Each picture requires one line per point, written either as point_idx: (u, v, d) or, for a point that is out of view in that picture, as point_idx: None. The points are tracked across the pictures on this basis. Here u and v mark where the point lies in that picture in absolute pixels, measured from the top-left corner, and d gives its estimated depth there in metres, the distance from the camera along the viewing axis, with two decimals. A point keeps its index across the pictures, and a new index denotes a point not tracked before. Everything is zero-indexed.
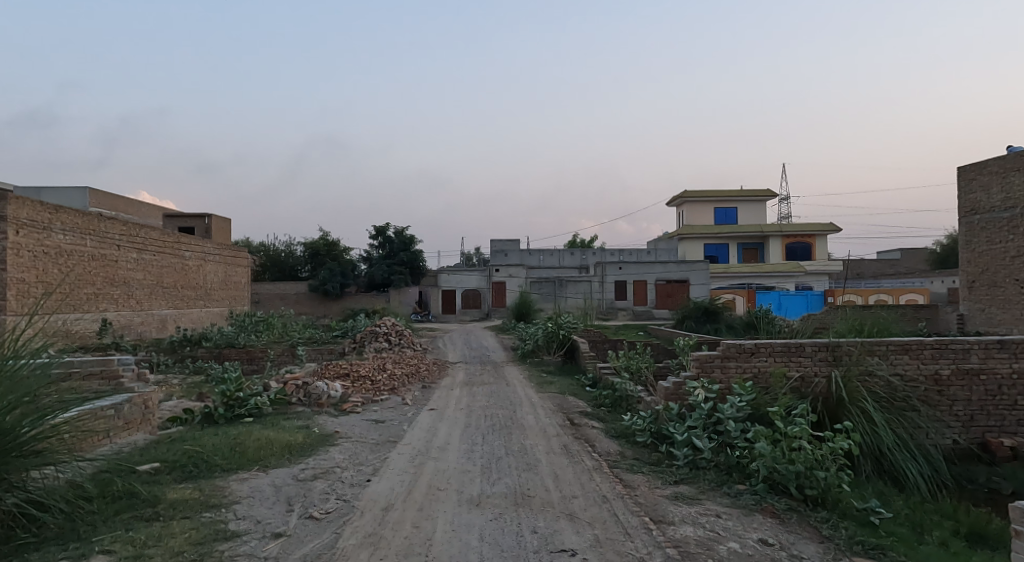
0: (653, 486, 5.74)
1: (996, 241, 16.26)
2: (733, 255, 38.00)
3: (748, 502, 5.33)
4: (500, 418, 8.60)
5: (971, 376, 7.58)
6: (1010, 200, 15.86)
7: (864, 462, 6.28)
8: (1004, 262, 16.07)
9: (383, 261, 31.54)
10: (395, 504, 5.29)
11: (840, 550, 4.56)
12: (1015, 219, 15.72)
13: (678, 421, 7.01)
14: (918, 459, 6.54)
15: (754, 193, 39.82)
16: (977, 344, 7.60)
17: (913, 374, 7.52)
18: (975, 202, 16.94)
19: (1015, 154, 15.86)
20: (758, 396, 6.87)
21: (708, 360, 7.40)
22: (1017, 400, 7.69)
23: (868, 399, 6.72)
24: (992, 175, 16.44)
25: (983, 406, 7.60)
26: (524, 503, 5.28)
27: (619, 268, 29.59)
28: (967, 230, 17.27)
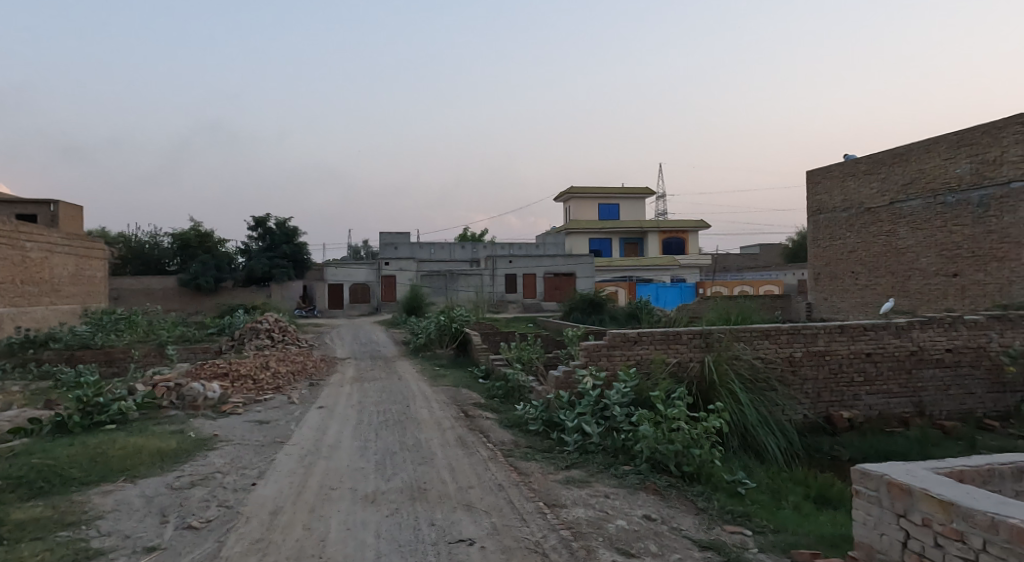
0: (546, 472, 5.95)
1: (837, 237, 18.30)
2: (614, 249, 39.87)
3: (633, 481, 5.67)
4: (394, 413, 8.50)
5: (818, 356, 8.52)
6: (847, 202, 17.89)
7: (732, 438, 6.88)
8: (843, 257, 18.14)
9: (264, 254, 29.54)
10: (284, 507, 5.09)
11: (713, 520, 5.01)
12: (852, 219, 17.75)
13: (568, 408, 7.31)
14: (776, 433, 7.27)
15: (632, 191, 41.93)
16: (824, 330, 8.55)
17: (771, 357, 8.36)
18: (821, 203, 18.92)
19: (852, 161, 17.88)
20: (640, 382, 7.28)
21: (595, 349, 7.77)
22: (855, 377, 8.71)
23: (734, 381, 7.40)
24: (834, 179, 18.42)
25: (828, 383, 8.58)
26: (420, 496, 5.29)
27: (509, 261, 30.08)
28: (815, 228, 19.26)
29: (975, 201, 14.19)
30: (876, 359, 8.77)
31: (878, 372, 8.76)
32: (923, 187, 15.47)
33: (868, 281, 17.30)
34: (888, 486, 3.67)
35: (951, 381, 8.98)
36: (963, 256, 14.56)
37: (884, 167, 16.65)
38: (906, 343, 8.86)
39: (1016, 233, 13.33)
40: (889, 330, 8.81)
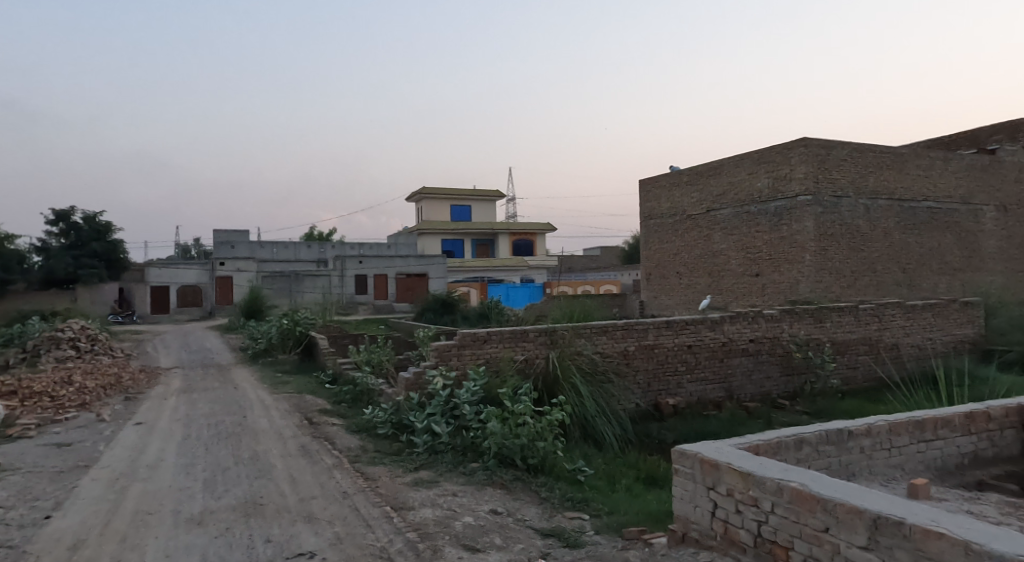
0: (393, 475, 5.89)
1: (665, 241, 20.05)
2: (465, 250, 40.34)
3: (481, 477, 5.81)
4: (227, 425, 7.91)
5: (648, 349, 9.31)
6: (674, 209, 19.66)
7: (573, 429, 7.30)
8: (670, 259, 19.92)
9: (67, 253, 25.85)
10: (89, 540, 4.54)
11: (554, 508, 5.29)
12: (677, 224, 19.55)
13: (418, 409, 7.29)
14: (613, 423, 7.81)
15: (483, 193, 42.71)
16: (653, 325, 9.35)
17: (608, 351, 8.97)
18: (652, 209, 20.60)
19: (677, 172, 19.67)
20: (489, 380, 7.46)
21: (446, 349, 7.81)
22: (679, 368, 9.62)
23: (576, 375, 7.84)
24: (662, 188, 20.15)
25: (656, 374, 9.38)
26: (255, 513, 4.99)
27: (360, 261, 29.24)
28: (646, 232, 20.92)
29: (772, 211, 16.28)
30: (695, 350, 9.75)
31: (697, 362, 9.76)
32: (732, 197, 17.45)
33: (690, 281, 19.14)
34: (700, 464, 4.11)
35: (754, 367, 10.23)
36: (764, 259, 16.65)
37: (702, 178, 18.55)
38: (719, 335, 9.97)
39: (802, 239, 15.51)
40: (705, 324, 9.86)
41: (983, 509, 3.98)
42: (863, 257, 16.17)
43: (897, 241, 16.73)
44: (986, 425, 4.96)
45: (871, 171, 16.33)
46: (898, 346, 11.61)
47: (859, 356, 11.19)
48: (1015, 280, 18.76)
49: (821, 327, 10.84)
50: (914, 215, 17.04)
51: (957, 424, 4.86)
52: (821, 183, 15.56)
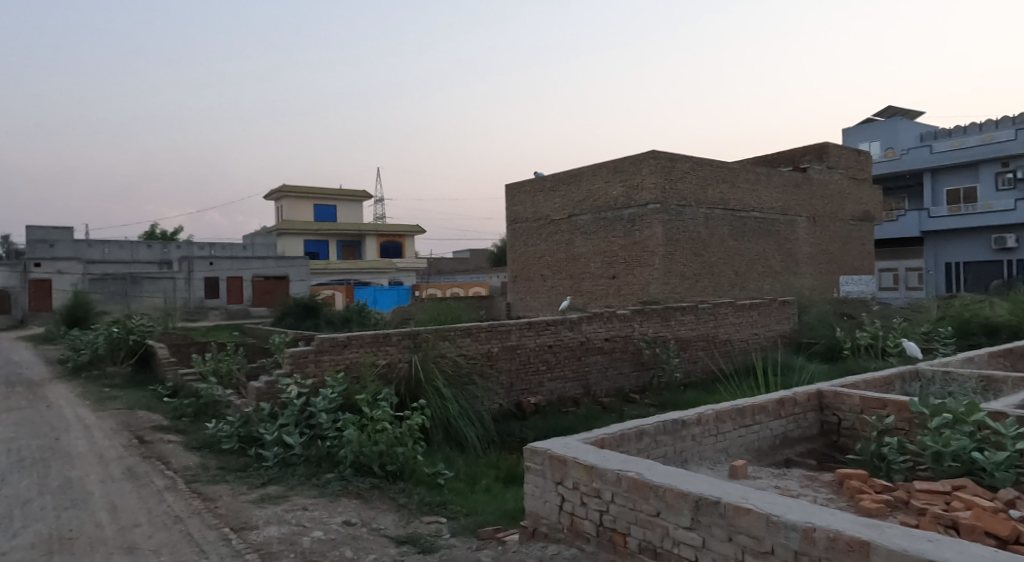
0: (236, 494, 5.52)
1: (531, 245, 20.64)
2: (331, 252, 38.89)
3: (335, 488, 5.62)
4: (36, 450, 6.98)
5: (511, 350, 9.53)
6: (538, 214, 20.29)
7: (435, 433, 7.29)
8: (535, 262, 20.54)
9: None
10: None
11: (411, 513, 5.25)
12: (542, 229, 20.20)
13: (270, 420, 6.89)
14: (475, 423, 7.87)
15: (349, 193, 41.45)
16: (515, 326, 9.59)
17: (472, 352, 9.06)
18: (518, 214, 21.11)
19: (541, 179, 20.32)
20: (348, 386, 7.22)
21: (302, 356, 7.44)
22: (540, 367, 9.93)
23: (440, 378, 7.83)
24: (527, 193, 20.71)
25: (518, 374, 9.62)
26: (63, 548, 4.44)
27: (210, 265, 27.07)
28: (513, 236, 21.39)
29: (626, 217, 17.34)
30: (555, 350, 10.13)
31: (556, 360, 10.13)
32: (591, 204, 18.36)
33: (553, 283, 19.85)
34: (549, 460, 4.26)
35: (608, 364, 10.83)
36: (619, 263, 17.68)
37: (563, 185, 19.34)
38: (578, 334, 10.44)
39: (652, 244, 16.68)
40: (564, 324, 10.28)
41: (789, 484, 4.51)
42: (703, 261, 17.71)
43: (731, 247, 18.52)
44: (793, 408, 5.63)
45: (709, 183, 17.95)
46: (730, 341, 12.85)
47: (699, 351, 12.23)
48: (824, 282, 21.51)
49: (666, 325, 11.72)
50: (745, 223, 18.97)
51: (770, 410, 5.47)
52: (667, 192, 16.84)
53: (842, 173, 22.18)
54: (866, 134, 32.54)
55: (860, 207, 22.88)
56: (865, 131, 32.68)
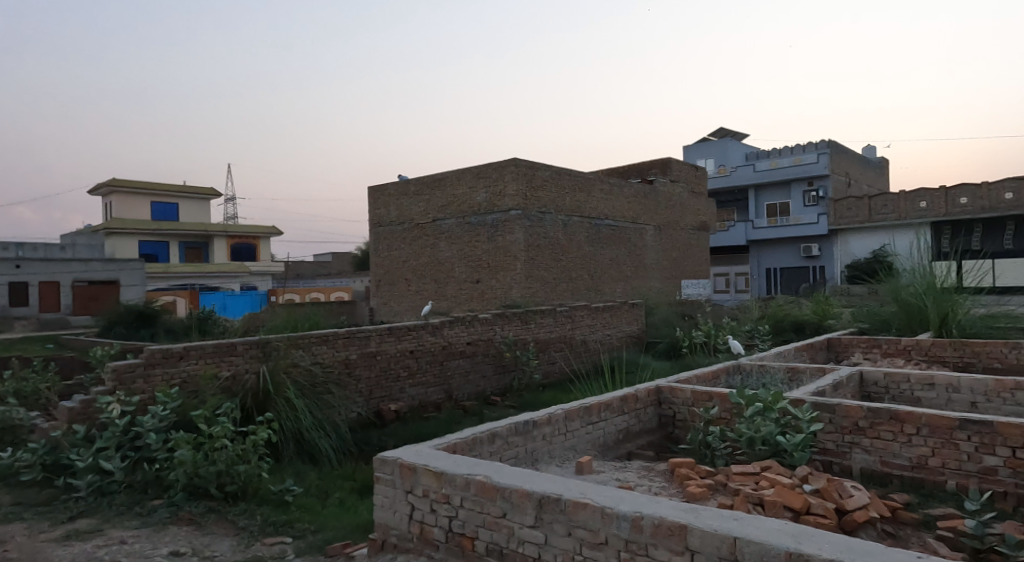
0: (37, 532, 4.83)
1: (394, 249, 20.30)
2: (172, 254, 35.69)
3: (162, 516, 5.11)
4: None
5: (370, 357, 9.28)
6: (402, 217, 20.02)
7: (284, 447, 6.90)
8: (398, 266, 20.23)
9: None
10: None
11: (251, 536, 4.91)
12: (405, 232, 19.95)
13: (85, 444, 6.12)
14: (330, 434, 7.55)
15: (195, 191, 38.35)
16: (375, 332, 9.36)
17: (328, 361, 8.71)
18: (380, 216, 20.66)
19: (404, 182, 20.06)
20: (183, 402, 6.62)
21: (128, 371, 6.69)
22: (401, 373, 9.77)
23: (290, 389, 7.43)
24: (390, 196, 20.34)
25: (378, 381, 9.39)
26: None
27: (16, 267, 23.64)
28: (375, 239, 20.90)
29: (489, 223, 17.63)
30: (417, 355, 10.02)
31: (418, 366, 10.02)
32: (455, 209, 18.44)
33: (417, 288, 19.67)
34: (399, 469, 4.16)
35: (470, 368, 10.90)
36: (482, 267, 17.90)
37: (427, 189, 19.25)
38: (439, 339, 10.41)
39: (514, 250, 17.09)
40: (426, 329, 10.21)
41: (628, 475, 4.81)
42: (561, 265, 18.46)
43: (587, 252, 19.48)
44: (634, 404, 6.02)
45: (567, 191, 18.76)
46: (586, 341, 13.52)
47: (556, 352, 12.70)
48: (668, 285, 23.32)
49: (526, 327, 12.05)
50: (599, 230, 20.05)
51: (614, 406, 5.79)
52: (528, 199, 17.36)
53: (683, 186, 24.21)
54: (703, 152, 35.76)
55: (699, 218, 25.10)
56: (703, 148, 35.91)
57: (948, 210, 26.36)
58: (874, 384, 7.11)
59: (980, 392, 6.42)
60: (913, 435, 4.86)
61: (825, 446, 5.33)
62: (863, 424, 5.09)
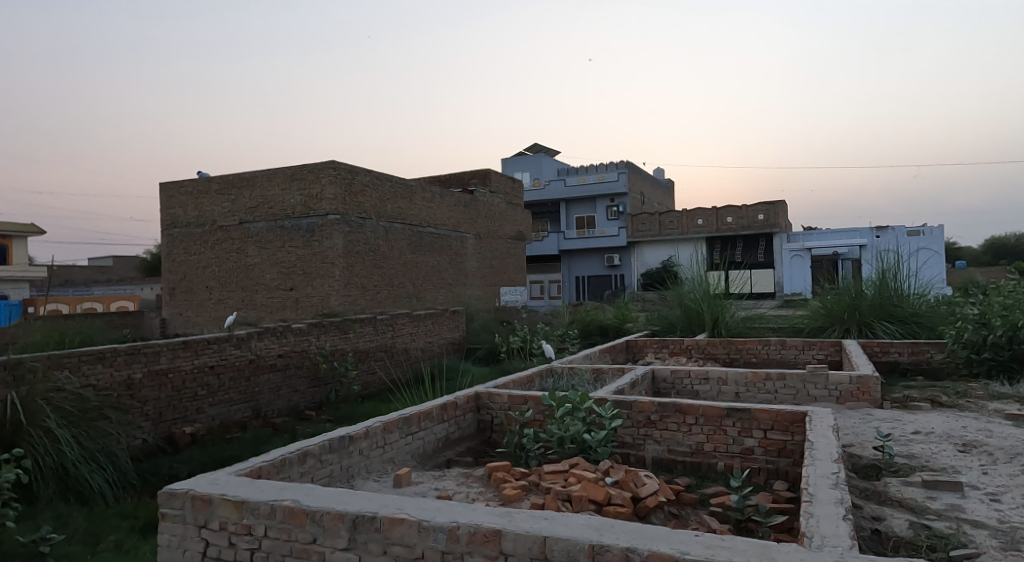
0: None
1: (191, 253, 18.32)
2: None
3: None
4: None
5: (160, 375, 8.23)
6: (200, 218, 18.15)
7: (42, 487, 5.81)
8: (197, 272, 18.29)
9: None
10: None
11: None
12: (205, 235, 18.12)
13: None
14: (105, 467, 6.52)
15: None
16: (166, 346, 8.33)
17: (104, 383, 7.56)
18: (175, 216, 18.53)
19: (203, 180, 18.22)
20: None
21: None
22: (199, 392, 8.78)
23: (51, 417, 6.29)
24: (187, 194, 18.33)
25: (170, 401, 8.34)
26: None
27: None
28: (168, 242, 18.69)
29: (304, 227, 16.67)
30: (218, 371, 9.08)
31: (219, 383, 9.09)
32: (265, 211, 17.18)
33: (220, 296, 17.96)
34: (191, 501, 3.69)
35: (281, 382, 10.15)
36: (297, 274, 16.86)
37: (232, 189, 17.68)
38: (246, 352, 9.57)
39: (331, 256, 16.35)
40: (230, 341, 9.31)
41: (445, 484, 4.78)
42: (382, 273, 18.06)
43: (408, 260, 19.29)
44: (453, 412, 6.02)
45: (388, 198, 18.42)
46: (407, 350, 13.35)
47: (376, 362, 12.34)
48: (487, 293, 23.98)
49: (344, 337, 11.56)
50: (420, 238, 19.97)
51: (434, 415, 5.74)
52: (347, 204, 16.75)
53: (502, 197, 25.09)
54: (521, 165, 37.44)
55: (516, 228, 26.18)
56: (519, 162, 37.61)
57: (719, 227, 30.49)
58: (663, 381, 7.91)
59: (741, 383, 7.54)
60: (693, 424, 5.47)
61: (624, 440, 5.77)
62: (654, 418, 5.62)
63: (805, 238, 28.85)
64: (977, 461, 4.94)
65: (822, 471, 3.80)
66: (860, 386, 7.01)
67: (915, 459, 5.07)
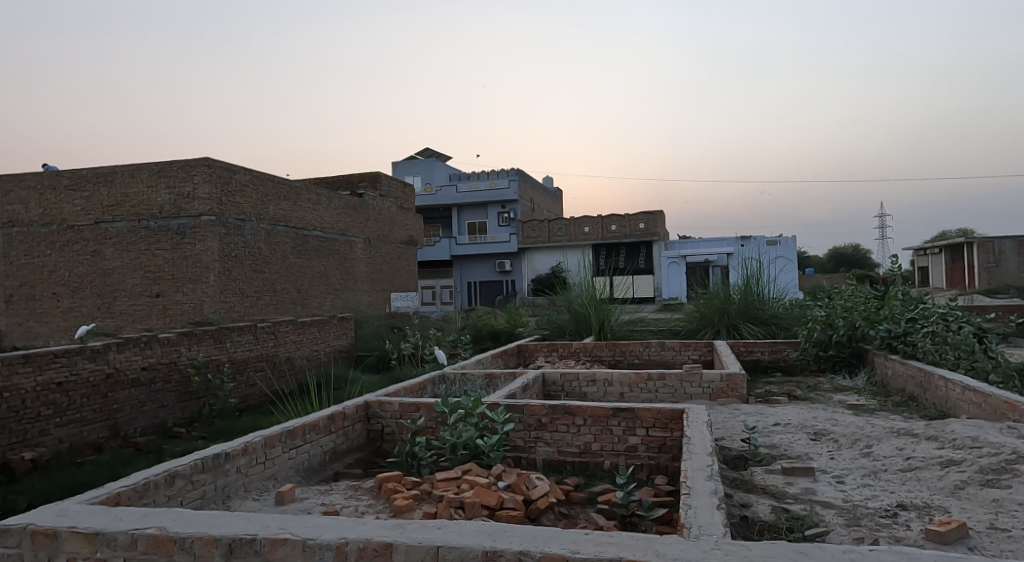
0: None
1: (35, 255, 16.35)
2: None
3: None
4: None
5: None
6: (46, 216, 16.25)
7: None
8: (42, 276, 16.35)
9: None
10: None
11: None
12: (52, 235, 16.25)
13: None
14: None
15: None
16: None
17: None
18: (14, 214, 16.46)
19: (50, 173, 16.36)
20: None
21: None
22: (43, 412, 7.83)
23: None
24: (29, 189, 16.37)
25: (6, 424, 7.36)
26: None
27: None
28: (5, 242, 16.57)
29: (173, 228, 15.42)
30: (67, 389, 8.15)
31: (69, 401, 8.16)
32: (127, 210, 15.71)
33: (71, 304, 16.17)
34: (33, 537, 3.25)
35: (145, 397, 9.28)
36: (164, 279, 15.55)
37: (87, 184, 16.01)
38: (102, 365, 8.66)
39: (206, 259, 15.25)
40: (82, 354, 8.40)
41: (332, 498, 4.57)
42: (263, 278, 17.10)
43: (292, 264, 18.41)
44: (342, 423, 5.79)
45: (270, 199, 17.48)
46: (291, 359, 12.71)
47: (255, 373, 11.61)
48: (377, 299, 23.40)
49: (220, 347, 10.79)
50: (305, 241, 19.14)
51: (320, 427, 5.49)
52: (224, 205, 15.71)
53: (392, 201, 24.64)
54: (412, 170, 37.01)
55: (407, 232, 25.78)
56: (409, 166, 37.15)
57: (604, 235, 31.79)
58: (553, 384, 8.09)
59: (625, 384, 7.86)
60: (581, 425, 5.62)
61: (516, 443, 5.81)
62: (545, 420, 5.72)
63: (680, 246, 30.79)
64: (827, 447, 5.47)
65: (697, 465, 4.03)
66: (729, 383, 7.54)
67: (776, 449, 5.52)
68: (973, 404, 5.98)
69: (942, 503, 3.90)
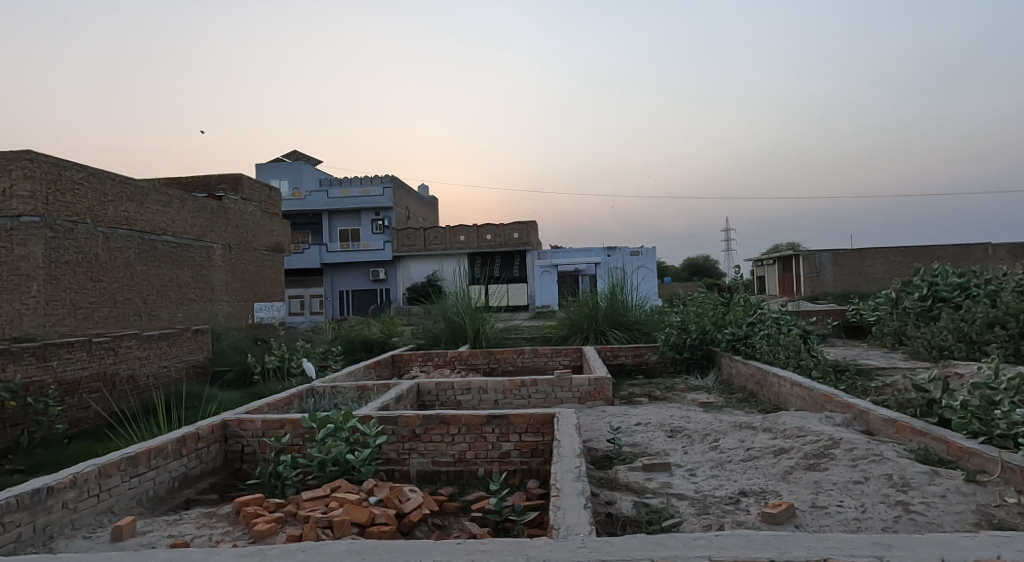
0: None
1: None
2: None
3: None
4: None
5: None
6: None
7: None
8: None
9: None
10: None
11: None
12: None
13: None
14: None
15: None
16: None
17: None
18: None
19: None
20: None
21: None
22: None
23: None
24: None
25: None
26: None
27: None
28: None
29: None
30: None
31: None
32: None
33: None
34: None
35: None
36: None
37: None
38: None
39: (26, 267, 13.45)
40: None
41: (181, 528, 4.19)
42: (101, 288, 15.42)
43: (137, 272, 16.77)
44: (193, 445, 5.34)
45: (109, 200, 15.83)
46: (134, 377, 11.53)
47: (89, 395, 10.38)
48: (238, 309, 21.92)
49: (44, 367, 9.55)
50: (154, 247, 17.53)
51: (167, 451, 5.03)
52: (51, 205, 13.98)
53: (256, 206, 23.22)
54: (277, 172, 35.17)
55: (272, 239, 24.43)
56: (274, 169, 35.28)
57: (478, 244, 32.14)
58: (428, 393, 8.02)
59: (499, 391, 7.98)
60: (455, 434, 5.61)
61: (388, 456, 5.67)
62: (419, 431, 5.65)
63: (552, 256, 31.86)
64: (682, 443, 5.89)
65: (566, 466, 4.17)
66: (596, 387, 7.91)
67: (638, 447, 5.86)
68: (799, 398, 6.73)
69: (775, 487, 4.34)
